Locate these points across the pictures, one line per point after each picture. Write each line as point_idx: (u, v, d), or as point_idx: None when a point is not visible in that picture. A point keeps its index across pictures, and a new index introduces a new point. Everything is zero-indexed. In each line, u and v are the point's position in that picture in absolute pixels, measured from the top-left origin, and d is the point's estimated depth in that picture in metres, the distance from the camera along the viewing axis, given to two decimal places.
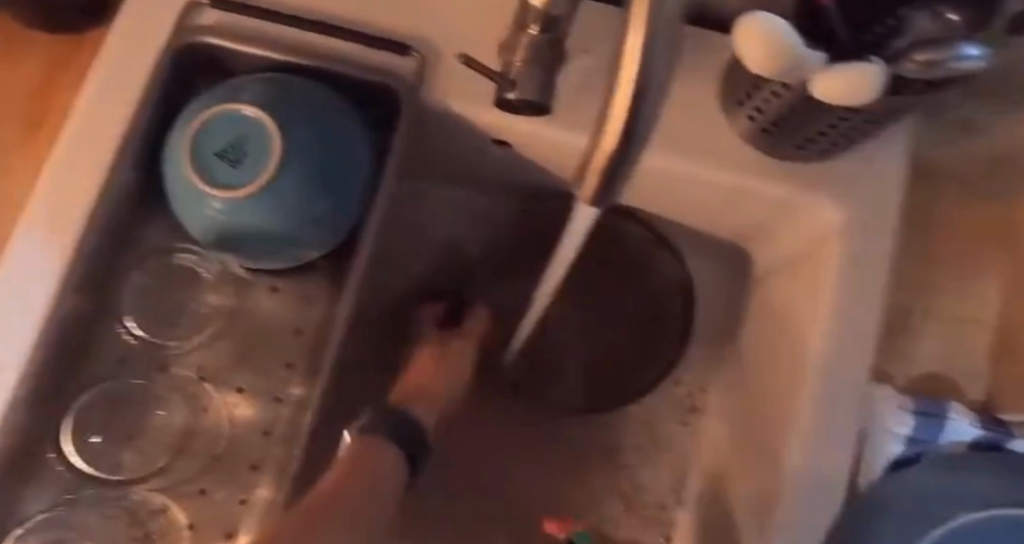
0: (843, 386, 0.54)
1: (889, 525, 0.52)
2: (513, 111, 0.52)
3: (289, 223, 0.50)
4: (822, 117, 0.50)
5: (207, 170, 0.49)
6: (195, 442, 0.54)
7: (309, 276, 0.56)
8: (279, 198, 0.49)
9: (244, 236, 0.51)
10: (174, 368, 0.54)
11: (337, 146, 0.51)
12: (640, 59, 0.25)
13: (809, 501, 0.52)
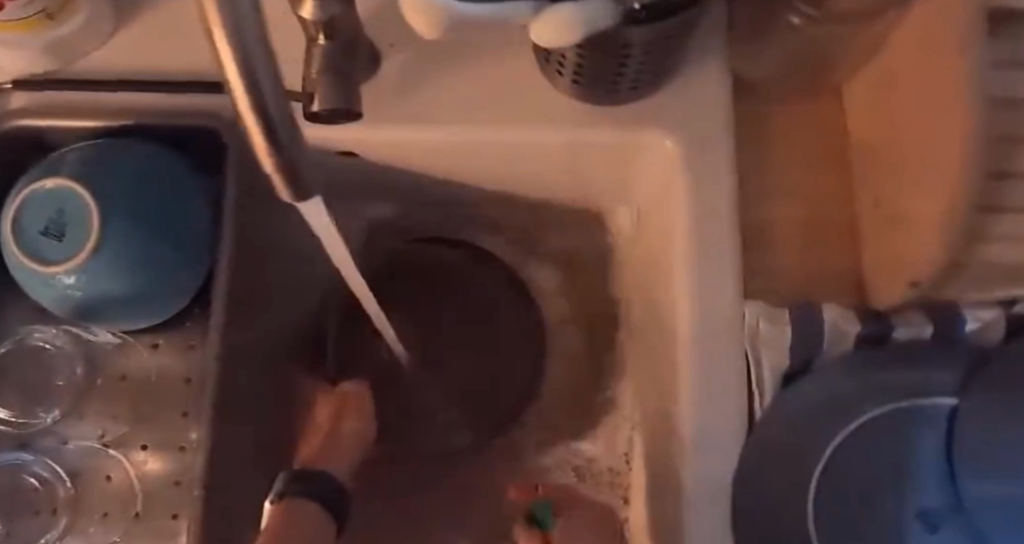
0: (711, 317, 0.55)
1: (786, 448, 0.53)
2: (324, 123, 0.52)
3: (127, 281, 0.52)
4: (611, 56, 0.50)
5: (36, 250, 0.51)
6: (113, 505, 0.56)
7: (184, 324, 0.58)
8: (108, 261, 0.51)
9: (91, 301, 0.53)
10: (73, 441, 0.57)
11: (161, 200, 0.53)
12: (233, 58, 0.29)
13: (706, 444, 0.53)
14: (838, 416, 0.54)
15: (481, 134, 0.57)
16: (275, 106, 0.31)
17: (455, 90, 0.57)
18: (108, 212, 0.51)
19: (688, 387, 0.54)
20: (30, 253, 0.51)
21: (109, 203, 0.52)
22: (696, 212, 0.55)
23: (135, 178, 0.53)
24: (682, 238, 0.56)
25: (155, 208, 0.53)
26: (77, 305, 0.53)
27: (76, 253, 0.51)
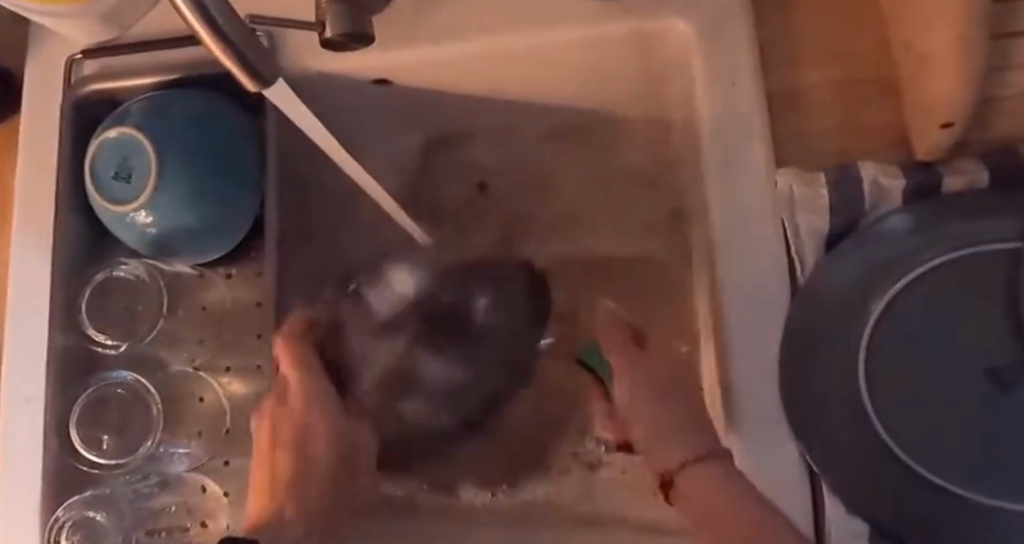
0: (748, 187, 0.53)
1: (826, 313, 0.50)
2: (340, 48, 0.55)
3: (185, 218, 0.58)
4: None
5: (105, 190, 0.57)
6: (204, 423, 0.62)
7: (252, 254, 0.63)
8: (166, 199, 0.57)
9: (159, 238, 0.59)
10: (172, 367, 0.63)
11: (211, 142, 0.58)
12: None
13: (745, 319, 0.52)
14: (881, 280, 0.50)
15: (494, 42, 0.59)
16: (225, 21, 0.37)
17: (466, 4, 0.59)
18: (165, 152, 0.57)
19: (724, 265, 0.53)
20: (105, 196, 0.57)
21: (164, 144, 0.57)
22: (714, 87, 0.54)
23: (187, 121, 0.58)
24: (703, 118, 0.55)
25: (206, 145, 0.58)
26: (152, 241, 0.59)
27: (138, 194, 0.57)
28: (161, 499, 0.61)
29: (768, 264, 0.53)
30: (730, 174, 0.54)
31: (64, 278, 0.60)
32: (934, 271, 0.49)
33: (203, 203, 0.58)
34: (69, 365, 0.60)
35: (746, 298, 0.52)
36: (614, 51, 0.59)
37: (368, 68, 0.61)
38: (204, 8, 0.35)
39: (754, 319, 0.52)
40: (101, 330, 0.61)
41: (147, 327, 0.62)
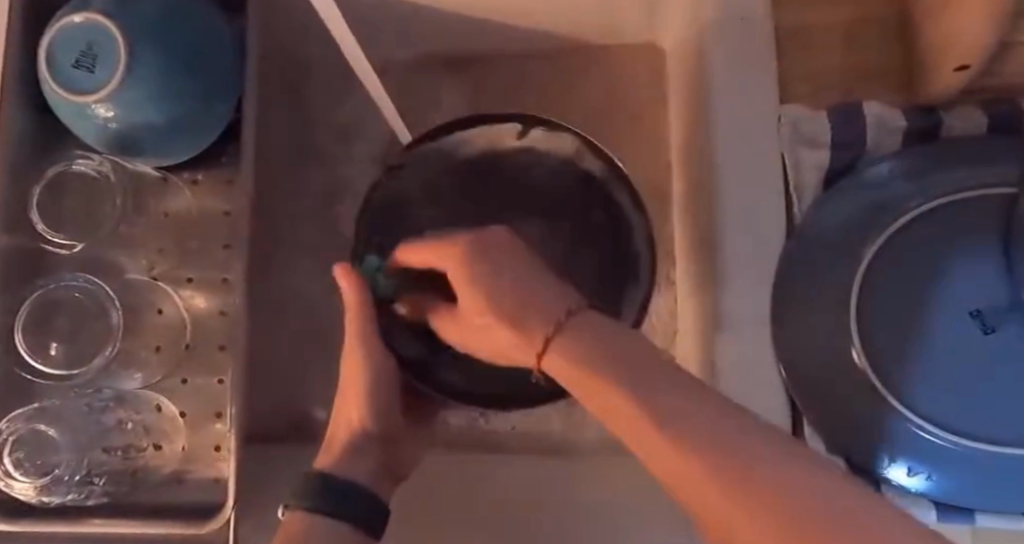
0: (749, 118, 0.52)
1: (824, 253, 0.51)
2: None
3: (160, 113, 0.53)
4: None
5: (67, 78, 0.52)
6: (157, 337, 0.59)
7: (222, 161, 0.60)
8: (140, 91, 0.52)
9: (126, 135, 0.54)
10: (129, 274, 0.59)
11: (189, 33, 0.54)
12: None
13: (743, 247, 0.52)
14: (875, 224, 0.51)
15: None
16: None
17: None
18: (137, 44, 0.52)
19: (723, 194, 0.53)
20: (61, 85, 0.52)
21: (136, 35, 0.52)
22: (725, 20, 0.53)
23: (163, 14, 0.53)
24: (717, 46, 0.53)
25: (183, 42, 0.53)
26: (114, 140, 0.54)
27: (108, 83, 0.51)
28: (112, 414, 0.57)
29: (768, 195, 0.52)
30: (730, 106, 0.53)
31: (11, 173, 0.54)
32: (928, 214, 0.50)
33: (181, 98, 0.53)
34: (13, 268, 0.55)
35: (744, 229, 0.52)
36: None
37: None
38: None
39: (753, 246, 0.52)
40: (51, 227, 0.55)
41: (104, 229, 0.57)
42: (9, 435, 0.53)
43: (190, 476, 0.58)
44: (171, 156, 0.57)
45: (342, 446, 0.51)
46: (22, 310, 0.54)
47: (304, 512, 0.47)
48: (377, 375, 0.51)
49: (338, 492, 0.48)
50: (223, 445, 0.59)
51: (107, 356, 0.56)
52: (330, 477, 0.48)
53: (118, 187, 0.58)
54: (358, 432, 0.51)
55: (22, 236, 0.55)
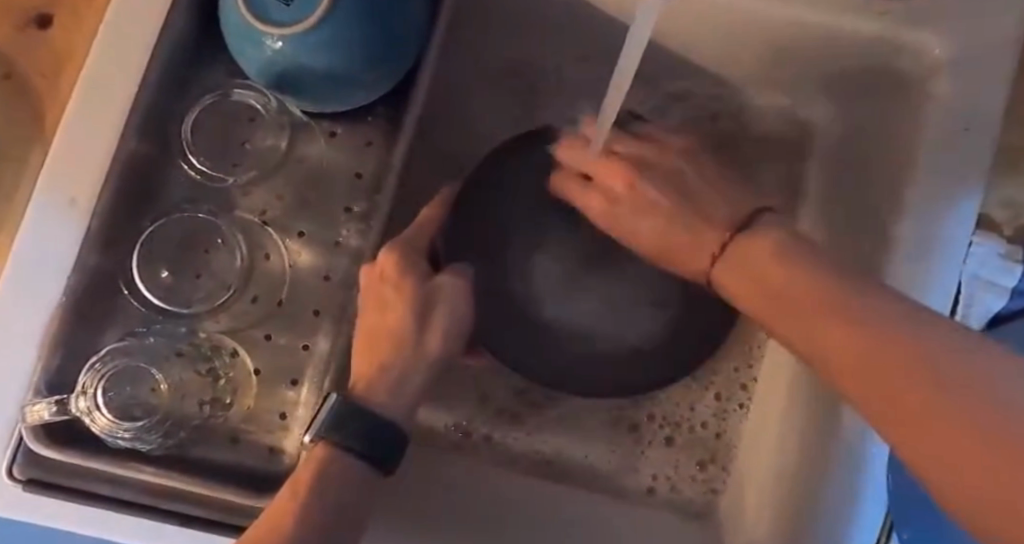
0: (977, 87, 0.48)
1: None
2: None
3: (324, 75, 0.49)
4: None
5: (253, 9, 0.48)
6: (256, 283, 0.53)
7: (367, 120, 0.54)
8: (311, 52, 0.48)
9: (279, 81, 0.50)
10: (240, 209, 0.54)
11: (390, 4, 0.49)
12: None
13: (930, 220, 0.47)
14: None
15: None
16: None
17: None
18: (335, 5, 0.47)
19: (924, 147, 0.48)
20: (253, 7, 0.48)
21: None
22: (943, 124, 0.48)
23: None
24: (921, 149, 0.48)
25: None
26: (265, 80, 0.50)
27: (277, 33, 0.47)
28: (208, 359, 0.51)
29: (969, 171, 0.47)
30: (960, 76, 0.48)
31: (160, 80, 0.49)
32: None
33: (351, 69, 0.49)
34: (130, 178, 0.49)
35: (939, 200, 0.47)
36: (840, 55, 0.53)
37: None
38: None
39: (942, 222, 0.47)
40: (196, 152, 0.52)
41: (240, 163, 0.53)
42: (108, 367, 0.47)
43: (246, 438, 0.52)
44: (321, 107, 0.53)
45: (379, 367, 0.44)
46: (143, 233, 0.51)
47: (336, 448, 0.42)
48: (459, 314, 0.48)
49: (365, 428, 0.42)
50: (290, 415, 0.52)
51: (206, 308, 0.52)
52: (378, 421, 0.43)
53: (277, 124, 0.54)
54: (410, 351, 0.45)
55: (150, 141, 0.50)
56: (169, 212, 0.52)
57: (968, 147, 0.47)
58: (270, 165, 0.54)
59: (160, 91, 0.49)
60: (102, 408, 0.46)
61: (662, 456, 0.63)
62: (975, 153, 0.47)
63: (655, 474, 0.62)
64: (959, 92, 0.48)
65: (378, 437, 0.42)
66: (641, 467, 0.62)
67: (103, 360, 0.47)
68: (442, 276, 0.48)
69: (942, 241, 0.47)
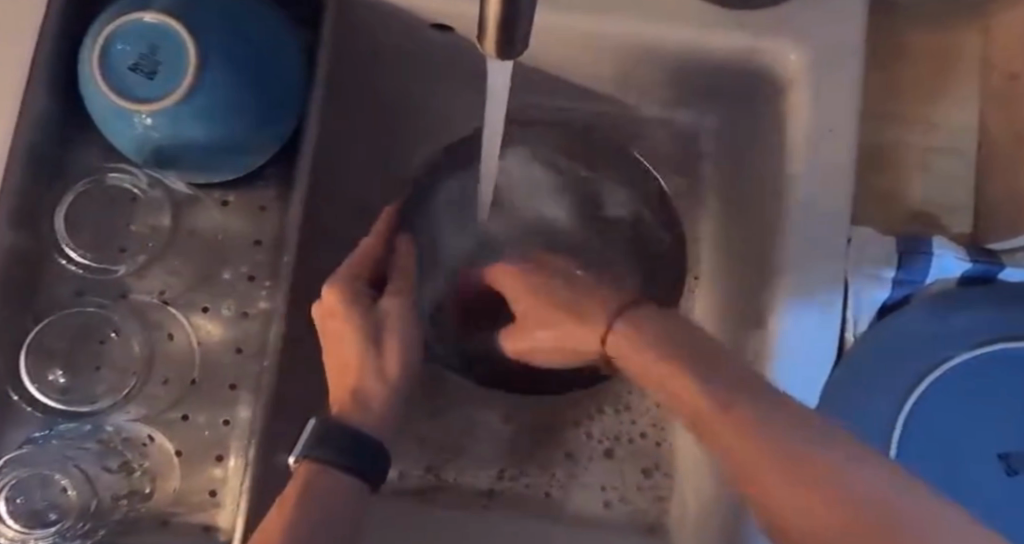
0: (831, 149, 0.49)
1: (873, 393, 0.50)
2: None
3: (194, 148, 0.48)
4: None
5: (111, 83, 0.46)
6: (160, 366, 0.52)
7: (258, 185, 0.54)
8: (178, 127, 0.46)
9: (145, 157, 0.48)
10: (135, 295, 0.52)
11: (260, 72, 0.48)
12: None
13: (793, 349, 0.48)
14: (918, 367, 0.51)
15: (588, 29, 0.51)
16: None
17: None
18: (201, 80, 0.46)
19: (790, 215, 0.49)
20: (115, 87, 0.46)
21: (207, 69, 0.46)
22: (811, 128, 0.49)
23: (242, 44, 0.47)
24: (790, 153, 0.50)
25: (256, 57, 0.48)
26: (133, 153, 0.48)
27: (138, 111, 0.45)
28: (119, 453, 0.49)
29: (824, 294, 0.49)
30: (818, 139, 0.49)
31: (26, 172, 0.47)
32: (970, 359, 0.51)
33: (223, 140, 0.48)
34: (6, 274, 0.47)
35: (799, 332, 0.48)
36: (709, 70, 0.55)
37: (439, 12, 0.51)
38: None
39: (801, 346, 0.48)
40: (77, 245, 0.51)
41: (128, 248, 0.52)
42: (7, 477, 0.46)
43: (177, 521, 0.50)
44: (200, 177, 0.51)
45: (352, 389, 0.43)
46: (29, 334, 0.49)
47: (321, 465, 0.38)
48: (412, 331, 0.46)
49: (347, 442, 0.39)
50: (221, 492, 0.51)
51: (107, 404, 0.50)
52: (356, 435, 0.40)
53: (158, 203, 0.53)
54: (372, 372, 0.43)
55: (23, 234, 0.48)
56: (55, 310, 0.51)
57: (822, 271, 0.49)
58: (159, 245, 0.53)
59: (28, 185, 0.48)
60: (7, 519, 0.45)
61: (605, 467, 0.59)
62: (843, 150, 0.49)
63: (602, 484, 0.59)
64: (813, 165, 0.49)
65: (360, 454, 0.39)
66: (595, 483, 0.59)
67: (4, 473, 0.47)
68: (384, 298, 0.46)
69: (806, 370, 0.48)
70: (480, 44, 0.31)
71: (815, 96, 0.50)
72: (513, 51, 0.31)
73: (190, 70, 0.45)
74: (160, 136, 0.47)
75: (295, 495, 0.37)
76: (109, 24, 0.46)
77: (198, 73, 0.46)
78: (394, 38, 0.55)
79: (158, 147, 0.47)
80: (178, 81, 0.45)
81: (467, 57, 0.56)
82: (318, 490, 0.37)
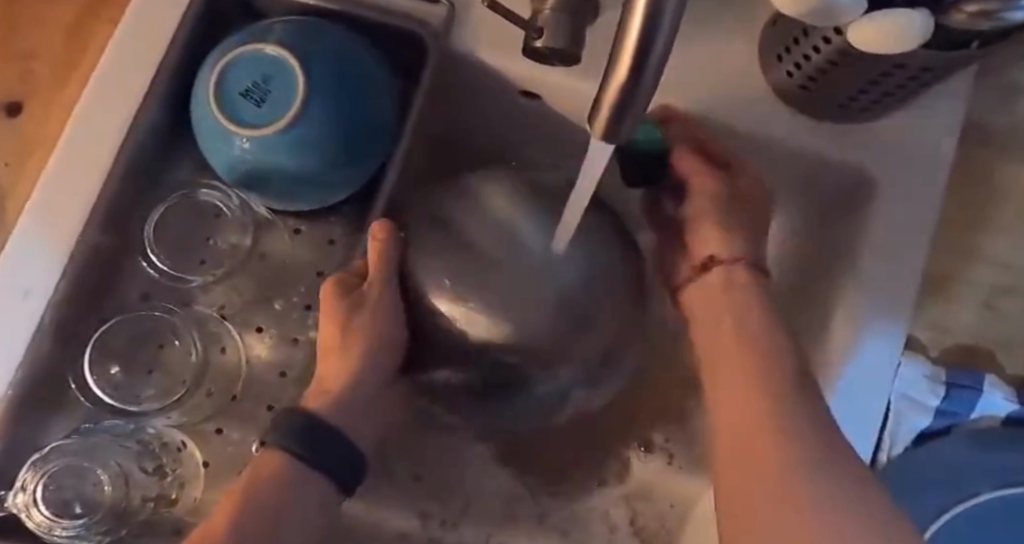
0: (898, 271, 0.50)
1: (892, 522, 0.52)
2: (544, 61, 0.48)
3: (283, 176, 0.50)
4: (860, 78, 0.44)
5: (222, 102, 0.48)
6: (209, 379, 0.53)
7: (331, 216, 0.55)
8: (273, 154, 0.48)
9: (234, 177, 0.50)
10: (197, 306, 0.54)
11: (360, 115, 0.50)
12: (638, 41, 0.29)
13: None
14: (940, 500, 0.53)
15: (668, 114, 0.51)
16: (657, 47, 0.29)
17: (682, 59, 0.51)
18: (305, 117, 0.48)
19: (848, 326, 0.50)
20: (224, 108, 0.48)
21: (313, 105, 0.48)
22: (883, 247, 0.50)
23: (348, 87, 0.49)
24: (860, 267, 0.50)
25: (357, 99, 0.50)
26: (225, 171, 0.50)
27: (240, 135, 0.48)
28: (155, 456, 0.50)
29: None
30: (889, 259, 0.50)
31: (128, 175, 0.49)
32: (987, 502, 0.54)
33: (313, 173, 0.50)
34: (92, 268, 0.49)
35: None
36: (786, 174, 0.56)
37: (536, 81, 0.53)
38: (652, 40, 0.29)
39: None
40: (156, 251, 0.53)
41: (207, 261, 0.54)
42: (51, 464, 0.46)
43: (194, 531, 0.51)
44: (281, 204, 0.53)
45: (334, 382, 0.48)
46: (96, 331, 0.51)
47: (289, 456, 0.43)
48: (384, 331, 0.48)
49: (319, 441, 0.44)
50: None
51: (153, 408, 0.51)
52: (314, 423, 0.45)
53: (237, 221, 0.55)
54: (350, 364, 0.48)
55: (112, 234, 0.50)
56: (123, 309, 0.52)
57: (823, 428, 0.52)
58: (230, 261, 0.54)
59: (127, 186, 0.50)
60: (39, 504, 0.45)
61: None
62: (909, 273, 0.50)
63: None
64: (875, 283, 0.50)
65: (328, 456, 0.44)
66: None
67: (46, 460, 0.47)
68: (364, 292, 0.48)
69: None
70: (589, 122, 0.32)
71: (890, 214, 0.50)
72: (621, 137, 0.32)
73: (297, 104, 0.48)
74: (255, 161, 0.49)
75: (261, 481, 0.42)
76: (230, 48, 0.49)
77: (304, 109, 0.48)
78: (485, 98, 0.57)
79: (250, 170, 0.49)
80: (285, 112, 0.48)
81: (550, 128, 0.58)
82: (274, 477, 0.42)
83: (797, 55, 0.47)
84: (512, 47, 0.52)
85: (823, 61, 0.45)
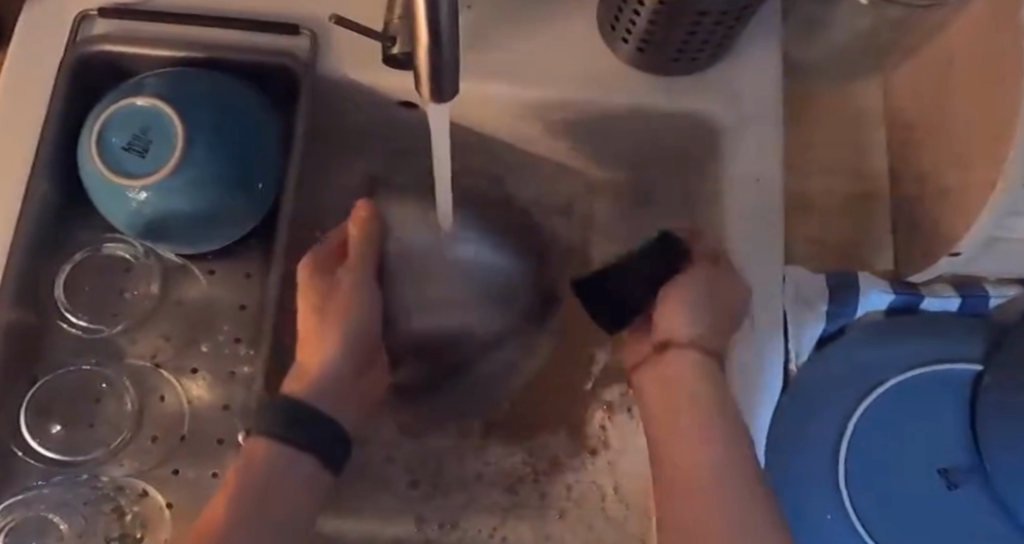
0: (762, 196, 0.54)
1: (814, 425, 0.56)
2: (401, 66, 0.52)
3: (181, 219, 0.53)
4: (680, 27, 0.49)
5: (107, 158, 0.51)
6: (151, 424, 0.55)
7: (241, 251, 0.59)
8: (166, 199, 0.51)
9: (136, 228, 0.53)
10: (128, 359, 0.56)
11: (242, 148, 0.53)
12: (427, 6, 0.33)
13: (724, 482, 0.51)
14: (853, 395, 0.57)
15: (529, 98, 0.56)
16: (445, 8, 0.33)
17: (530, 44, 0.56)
18: (189, 158, 0.51)
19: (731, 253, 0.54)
20: (110, 165, 0.51)
21: (194, 147, 0.51)
22: (742, 178, 0.55)
23: (224, 124, 0.52)
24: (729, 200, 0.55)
25: (237, 134, 0.53)
26: (124, 224, 0.53)
27: (132, 186, 0.51)
28: (111, 500, 0.53)
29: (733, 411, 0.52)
30: (751, 186, 0.55)
31: (32, 243, 0.52)
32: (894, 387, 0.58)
33: (209, 211, 0.53)
34: (14, 338, 0.52)
35: None
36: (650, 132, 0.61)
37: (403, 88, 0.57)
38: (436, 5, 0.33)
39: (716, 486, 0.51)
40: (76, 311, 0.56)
41: (119, 312, 0.57)
42: (7, 520, 0.51)
43: None
44: (186, 247, 0.56)
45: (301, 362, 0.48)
46: (30, 393, 0.54)
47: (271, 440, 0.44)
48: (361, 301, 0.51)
49: (302, 426, 0.45)
50: None
51: (98, 456, 0.53)
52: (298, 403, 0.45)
53: (150, 271, 0.58)
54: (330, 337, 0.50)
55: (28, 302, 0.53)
56: (56, 370, 0.55)
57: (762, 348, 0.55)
58: (147, 311, 0.57)
59: (33, 254, 0.53)
60: None
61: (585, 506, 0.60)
62: (769, 195, 0.55)
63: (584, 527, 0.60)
64: (745, 210, 0.54)
65: (317, 437, 0.45)
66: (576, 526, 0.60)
67: (3, 518, 0.51)
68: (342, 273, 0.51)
69: None
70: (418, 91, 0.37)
71: (742, 147, 0.55)
72: (447, 98, 0.37)
73: (179, 148, 0.51)
74: (152, 208, 0.52)
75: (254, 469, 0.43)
76: (106, 108, 0.52)
77: (186, 152, 0.51)
78: (364, 115, 0.61)
79: (149, 219, 0.52)
80: (169, 157, 0.51)
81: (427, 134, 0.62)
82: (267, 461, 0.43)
83: (625, 20, 0.52)
84: (374, 61, 0.57)
85: (645, 22, 0.50)
